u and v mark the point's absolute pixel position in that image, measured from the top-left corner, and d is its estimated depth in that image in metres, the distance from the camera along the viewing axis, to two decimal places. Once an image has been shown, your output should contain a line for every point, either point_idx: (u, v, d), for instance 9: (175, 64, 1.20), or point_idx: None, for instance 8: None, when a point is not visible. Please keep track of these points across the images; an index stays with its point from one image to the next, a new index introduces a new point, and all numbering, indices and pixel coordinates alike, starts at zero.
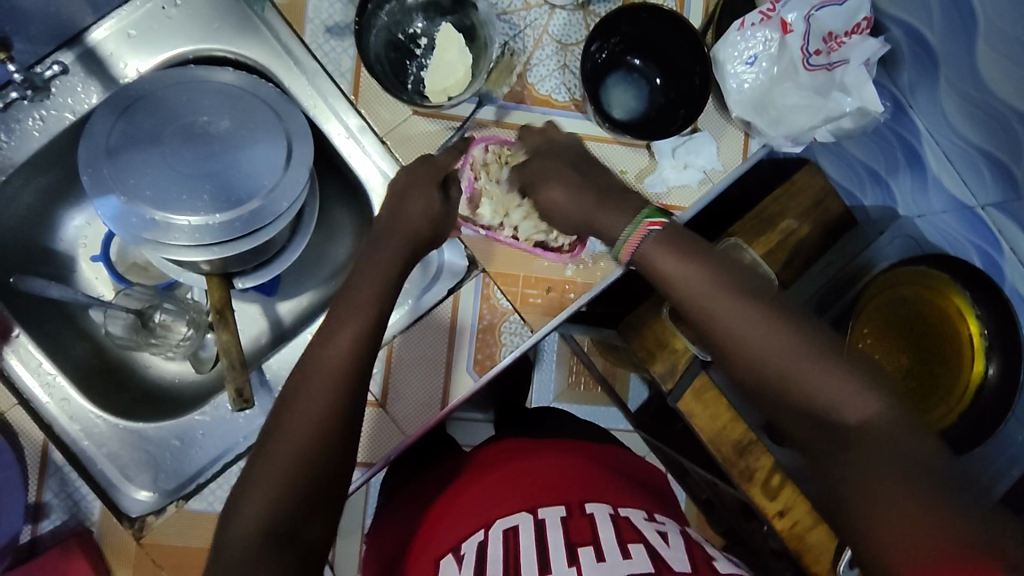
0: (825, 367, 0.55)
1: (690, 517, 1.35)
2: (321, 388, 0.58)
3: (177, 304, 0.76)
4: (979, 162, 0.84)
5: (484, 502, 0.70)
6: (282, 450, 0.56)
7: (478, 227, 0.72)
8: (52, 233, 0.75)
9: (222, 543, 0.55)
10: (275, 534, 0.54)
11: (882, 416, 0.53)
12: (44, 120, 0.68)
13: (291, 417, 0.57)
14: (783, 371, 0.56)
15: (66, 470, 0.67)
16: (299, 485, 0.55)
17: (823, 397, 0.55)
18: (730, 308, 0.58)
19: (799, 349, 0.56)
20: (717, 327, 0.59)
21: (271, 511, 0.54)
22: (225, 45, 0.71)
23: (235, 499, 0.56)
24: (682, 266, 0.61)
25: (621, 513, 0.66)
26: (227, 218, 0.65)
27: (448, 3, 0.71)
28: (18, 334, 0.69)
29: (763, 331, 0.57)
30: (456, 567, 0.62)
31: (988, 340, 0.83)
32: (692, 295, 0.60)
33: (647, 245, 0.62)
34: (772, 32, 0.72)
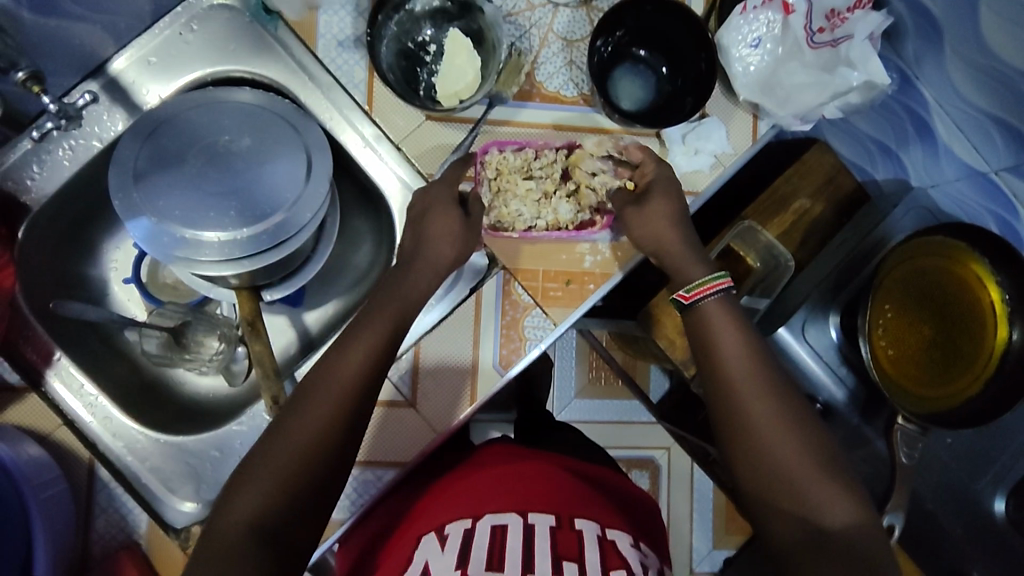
0: (818, 472, 0.60)
1: (719, 507, 1.36)
2: (326, 395, 0.60)
3: (208, 320, 0.77)
4: (990, 127, 0.85)
5: (473, 495, 0.72)
6: (285, 452, 0.58)
7: (513, 232, 0.74)
8: (86, 259, 0.78)
9: (209, 533, 0.55)
10: (268, 530, 0.55)
11: (858, 529, 0.58)
12: (72, 149, 0.71)
13: (293, 423, 0.59)
14: (783, 454, 0.60)
15: (112, 485, 0.70)
16: (290, 489, 0.57)
17: (813, 495, 0.59)
18: (745, 375, 0.64)
19: (801, 451, 0.61)
20: (728, 379, 0.64)
21: (264, 509, 0.55)
22: (240, 65, 0.73)
23: (228, 493, 0.57)
24: (717, 321, 0.66)
25: (607, 536, 0.67)
26: (253, 232, 0.67)
27: (454, 9, 0.73)
28: (59, 357, 0.71)
29: (781, 420, 0.62)
30: (437, 546, 0.64)
31: (1011, 306, 0.83)
32: (729, 365, 0.64)
33: (711, 303, 0.67)
34: (774, 14, 0.73)
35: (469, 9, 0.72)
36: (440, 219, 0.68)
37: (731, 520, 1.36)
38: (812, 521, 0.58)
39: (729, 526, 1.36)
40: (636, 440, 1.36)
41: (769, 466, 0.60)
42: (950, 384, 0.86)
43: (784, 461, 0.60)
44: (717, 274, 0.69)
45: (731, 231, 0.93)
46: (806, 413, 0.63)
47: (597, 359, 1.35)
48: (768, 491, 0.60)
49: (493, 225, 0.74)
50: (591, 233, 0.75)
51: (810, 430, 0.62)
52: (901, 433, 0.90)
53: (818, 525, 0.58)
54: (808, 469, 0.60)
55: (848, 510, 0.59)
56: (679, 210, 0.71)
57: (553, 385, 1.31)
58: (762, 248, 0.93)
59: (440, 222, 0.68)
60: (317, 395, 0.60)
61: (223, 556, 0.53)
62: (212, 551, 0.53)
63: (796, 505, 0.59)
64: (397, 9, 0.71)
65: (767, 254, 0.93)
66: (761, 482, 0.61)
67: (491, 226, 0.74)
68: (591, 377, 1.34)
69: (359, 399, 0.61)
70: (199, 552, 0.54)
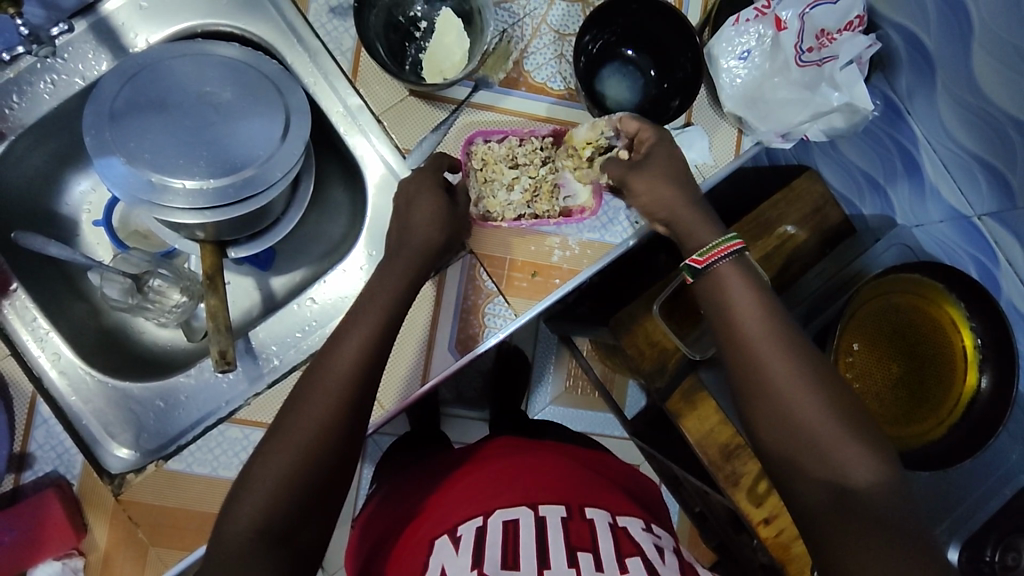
0: (840, 433, 0.58)
1: (683, 531, 1.36)
2: (325, 389, 0.59)
3: (172, 271, 0.78)
4: (977, 172, 0.83)
5: (481, 491, 0.71)
6: (288, 441, 0.57)
7: (502, 220, 0.75)
8: (58, 197, 0.78)
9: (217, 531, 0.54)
10: (285, 521, 0.55)
11: (881, 487, 0.56)
12: (54, 84, 0.71)
13: (295, 417, 0.58)
14: (805, 421, 0.58)
15: (52, 422, 0.69)
16: (295, 489, 0.55)
17: (835, 455, 0.57)
18: (770, 347, 0.61)
19: (825, 411, 0.59)
20: (751, 351, 0.61)
21: (271, 505, 0.54)
22: (232, 21, 0.73)
23: (235, 496, 0.55)
24: (745, 294, 0.63)
25: (619, 523, 0.66)
26: (221, 183, 0.67)
27: None
28: (17, 289, 0.71)
29: (801, 380, 0.60)
30: (451, 549, 0.63)
31: (982, 352, 0.83)
32: (744, 327, 0.62)
33: (725, 265, 0.64)
34: (766, 28, 0.72)
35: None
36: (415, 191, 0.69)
37: (695, 544, 1.36)
38: (839, 490, 0.56)
39: (692, 550, 1.35)
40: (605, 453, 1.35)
41: (789, 439, 0.59)
42: (909, 425, 0.86)
43: (802, 418, 0.58)
44: (732, 234, 0.66)
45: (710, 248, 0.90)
46: (835, 381, 0.61)
47: (576, 368, 1.33)
48: (788, 451, 0.59)
49: (482, 215, 0.75)
50: (581, 219, 0.75)
51: (836, 395, 0.60)
52: None
53: (835, 480, 0.57)
54: (823, 426, 0.58)
55: (873, 470, 0.56)
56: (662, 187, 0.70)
57: (528, 389, 1.30)
58: None
59: (413, 195, 0.69)
60: (324, 381, 0.59)
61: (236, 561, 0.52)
62: (221, 554, 0.52)
63: (824, 468, 0.57)
64: None
65: None
66: (785, 451, 0.59)
67: (481, 216, 0.75)
68: (568, 386, 1.33)
69: (360, 390, 0.60)
70: (210, 558, 0.53)
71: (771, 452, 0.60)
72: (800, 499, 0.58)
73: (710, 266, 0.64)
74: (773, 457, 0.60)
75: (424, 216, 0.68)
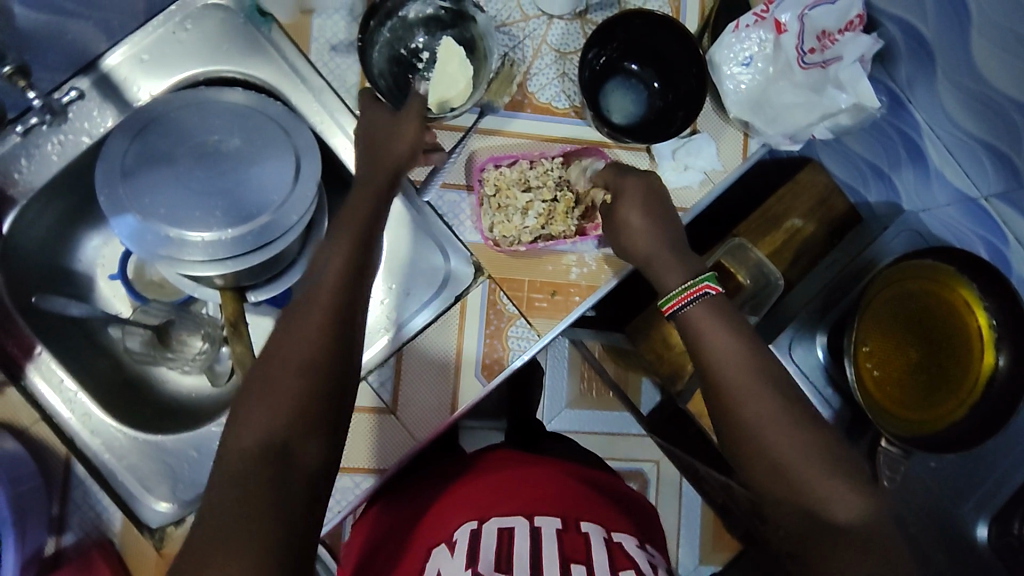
0: (821, 471, 0.59)
1: (707, 523, 1.35)
2: (312, 314, 0.56)
3: (191, 319, 0.77)
4: (980, 154, 0.84)
5: (483, 497, 0.73)
6: (280, 365, 0.54)
7: (519, 244, 0.74)
8: (72, 254, 0.78)
9: (215, 465, 0.51)
10: (290, 436, 0.52)
11: (865, 522, 0.57)
12: (62, 144, 0.71)
13: (285, 344, 0.55)
14: (787, 457, 0.59)
15: (88, 482, 0.69)
16: (294, 417, 0.52)
17: (818, 490, 0.58)
18: (748, 387, 0.62)
19: (803, 439, 0.60)
20: (726, 389, 0.63)
21: (274, 428, 0.51)
22: (233, 66, 0.73)
23: (232, 427, 0.53)
24: (719, 334, 0.65)
25: (614, 539, 0.68)
26: (239, 232, 0.67)
27: (448, 18, 0.73)
28: (41, 351, 0.71)
29: (779, 417, 0.61)
30: (447, 551, 0.65)
31: (998, 331, 0.84)
32: (718, 369, 0.63)
33: (694, 308, 0.66)
34: (766, 33, 0.72)
35: (460, 18, 0.73)
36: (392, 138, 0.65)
37: (720, 535, 1.35)
38: (824, 525, 0.57)
39: (717, 542, 1.34)
40: (625, 452, 1.34)
41: (768, 475, 0.60)
42: (935, 411, 0.86)
43: (782, 449, 0.60)
44: (697, 279, 0.67)
45: (720, 248, 0.94)
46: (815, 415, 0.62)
47: (589, 370, 1.34)
48: (770, 487, 0.60)
49: (498, 240, 0.75)
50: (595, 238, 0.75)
51: (809, 423, 0.61)
52: (885, 456, 0.91)
53: (821, 516, 0.58)
54: (804, 461, 0.59)
55: (856, 505, 0.58)
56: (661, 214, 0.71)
57: (542, 395, 1.30)
58: (752, 266, 0.93)
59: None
60: (308, 309, 0.57)
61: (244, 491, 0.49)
62: (223, 487, 0.50)
63: (808, 503, 0.58)
64: (390, 16, 0.71)
65: (757, 270, 0.93)
66: (766, 483, 0.60)
67: (496, 240, 0.75)
68: (582, 389, 1.33)
69: (347, 312, 0.57)
70: (211, 490, 0.50)
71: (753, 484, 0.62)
72: (786, 528, 0.60)
73: (679, 312, 0.67)
74: (757, 489, 0.62)
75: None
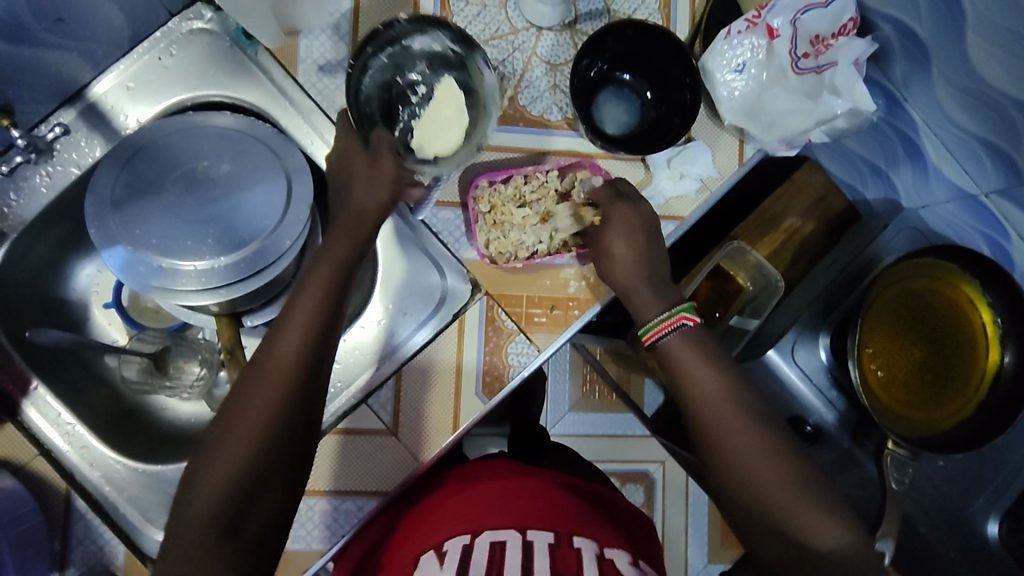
0: (804, 504, 0.61)
1: (715, 523, 1.34)
2: (273, 368, 0.58)
3: (187, 345, 0.77)
4: (979, 151, 0.82)
5: (476, 510, 0.73)
6: (238, 423, 0.56)
7: (517, 261, 0.73)
8: (64, 284, 0.77)
9: (175, 518, 0.55)
10: (242, 493, 0.54)
11: (844, 549, 0.60)
12: (50, 176, 0.70)
13: (245, 399, 0.57)
14: (767, 492, 0.62)
15: (89, 516, 0.68)
16: (253, 469, 0.55)
17: (798, 522, 0.61)
18: (734, 422, 0.64)
19: (785, 470, 0.62)
20: (710, 425, 0.65)
21: (227, 488, 0.54)
22: (220, 90, 0.72)
23: (188, 482, 0.55)
24: (702, 367, 0.66)
25: (606, 554, 0.67)
26: (232, 260, 0.66)
27: (454, 59, 0.70)
28: (36, 386, 0.71)
29: (760, 450, 0.63)
30: (436, 564, 0.64)
31: (1003, 328, 0.83)
32: (705, 399, 0.65)
33: (674, 338, 0.67)
34: (759, 39, 0.71)
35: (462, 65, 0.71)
36: (367, 173, 0.65)
37: (728, 534, 1.34)
38: (806, 555, 0.60)
39: (726, 541, 1.34)
40: (630, 456, 1.33)
41: (751, 506, 0.63)
42: (942, 409, 0.85)
43: (762, 481, 0.62)
44: (680, 307, 0.68)
45: (719, 252, 0.93)
46: (793, 443, 0.65)
47: (591, 372, 1.33)
48: (752, 518, 0.63)
49: (496, 257, 0.74)
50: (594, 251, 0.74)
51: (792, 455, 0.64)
52: (892, 458, 0.88)
53: (805, 546, 0.60)
54: (785, 493, 0.61)
55: (835, 535, 0.60)
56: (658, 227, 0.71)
57: (545, 400, 1.30)
58: (752, 268, 0.93)
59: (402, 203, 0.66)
60: (268, 362, 0.58)
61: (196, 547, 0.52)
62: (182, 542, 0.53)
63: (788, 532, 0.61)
64: (391, 44, 0.69)
65: (757, 272, 0.93)
66: (747, 514, 0.63)
67: (494, 257, 0.74)
68: (585, 391, 1.33)
69: (306, 364, 0.58)
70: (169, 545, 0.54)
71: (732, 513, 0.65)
72: (768, 556, 0.63)
73: (658, 341, 0.68)
74: (741, 522, 0.64)
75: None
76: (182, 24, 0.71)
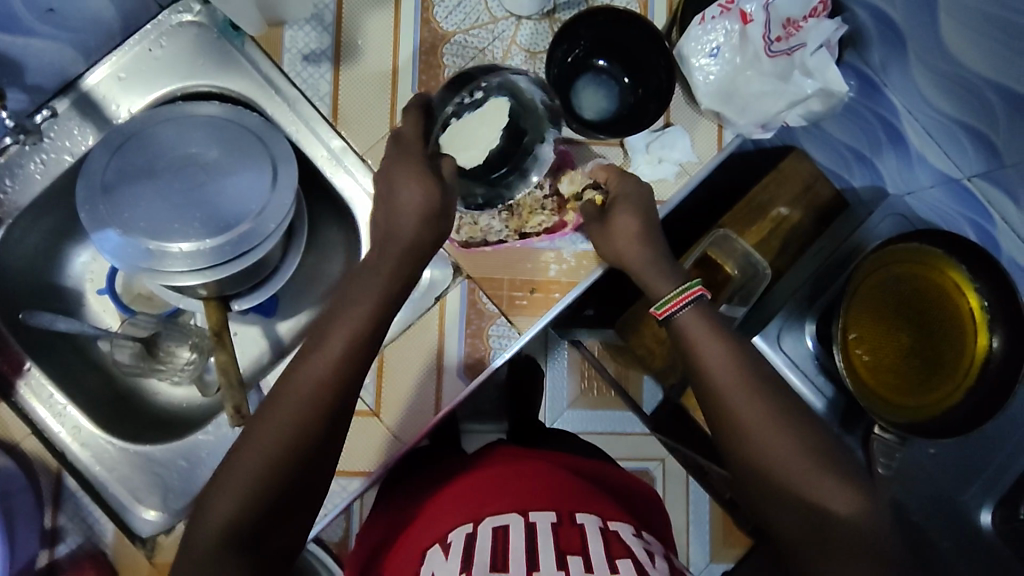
0: (818, 474, 0.61)
1: (716, 522, 1.32)
2: (295, 391, 0.58)
3: (178, 329, 0.79)
4: (958, 133, 0.86)
5: (479, 496, 0.72)
6: (257, 445, 0.57)
7: (485, 245, 0.75)
8: (60, 271, 0.79)
9: (190, 538, 0.56)
10: (255, 515, 0.55)
11: (857, 517, 0.60)
12: (44, 164, 0.72)
13: (268, 422, 0.57)
14: (780, 463, 0.61)
15: (80, 494, 0.70)
16: (270, 492, 0.56)
17: (811, 491, 0.61)
18: (744, 398, 0.63)
19: (794, 440, 0.62)
20: (725, 404, 0.64)
21: (239, 513, 0.55)
22: (208, 80, 0.74)
23: (205, 502, 0.57)
24: (713, 344, 0.66)
25: (611, 528, 0.67)
26: (218, 242, 0.68)
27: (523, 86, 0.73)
28: (29, 367, 0.73)
29: (773, 421, 0.63)
30: (441, 555, 0.64)
31: (990, 312, 0.83)
32: (712, 374, 0.65)
33: (685, 313, 0.68)
34: (732, 23, 0.72)
35: (530, 111, 0.74)
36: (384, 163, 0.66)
37: (730, 533, 1.31)
38: (823, 524, 0.60)
39: (727, 539, 1.30)
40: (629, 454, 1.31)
41: (766, 479, 0.62)
42: (929, 395, 0.85)
43: (775, 456, 0.62)
44: (692, 282, 0.69)
45: (706, 239, 0.90)
46: (804, 413, 0.65)
47: (589, 368, 1.27)
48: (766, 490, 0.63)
49: (466, 240, 0.75)
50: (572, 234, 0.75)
51: (802, 423, 0.63)
52: (879, 442, 0.90)
53: (818, 515, 0.60)
54: (798, 465, 0.61)
55: (850, 502, 0.60)
56: (643, 208, 0.71)
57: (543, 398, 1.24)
58: (739, 256, 0.91)
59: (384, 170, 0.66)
60: (292, 385, 0.58)
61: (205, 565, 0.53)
62: (194, 559, 0.55)
63: (801, 501, 0.61)
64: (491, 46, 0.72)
65: (744, 260, 0.91)
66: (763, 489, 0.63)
67: (463, 241, 0.75)
68: (583, 389, 1.27)
69: (336, 387, 0.58)
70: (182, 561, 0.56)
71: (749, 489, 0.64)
72: (783, 530, 0.62)
73: (670, 318, 0.68)
74: (759, 504, 0.64)
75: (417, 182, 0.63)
76: (171, 16, 0.74)
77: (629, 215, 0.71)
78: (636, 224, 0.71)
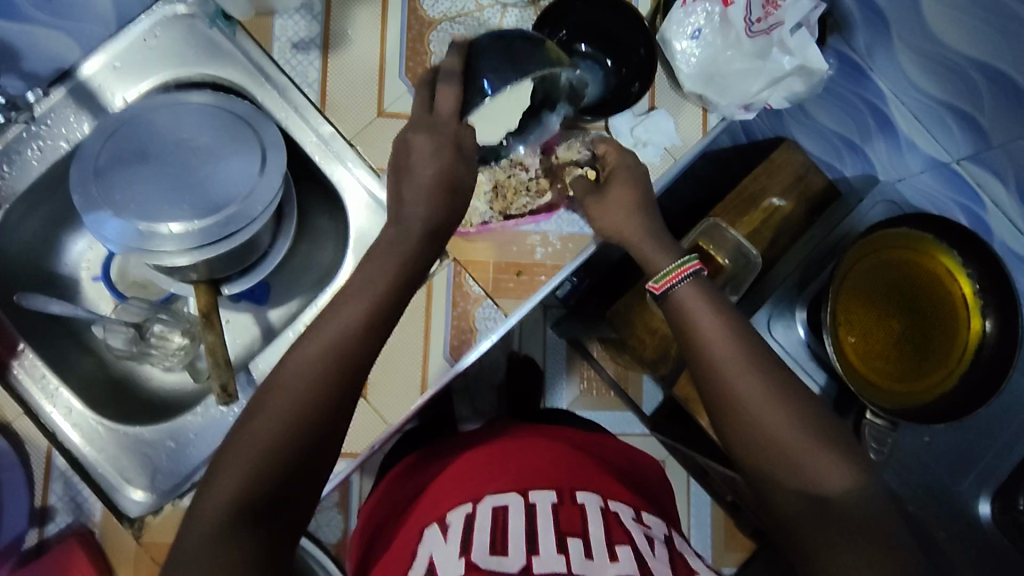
0: (820, 451, 0.57)
1: (718, 523, 1.28)
2: (309, 357, 0.56)
3: (172, 315, 0.80)
4: (945, 116, 0.87)
5: (475, 479, 0.71)
6: (250, 434, 0.53)
7: (470, 227, 0.75)
8: (57, 257, 0.81)
9: (192, 514, 0.51)
10: (252, 509, 0.51)
11: (855, 494, 0.56)
12: (41, 150, 0.74)
13: (279, 391, 0.55)
14: (779, 438, 0.58)
15: (69, 474, 0.70)
16: (286, 460, 0.53)
17: (808, 469, 0.57)
18: (739, 373, 0.60)
19: (792, 416, 0.58)
20: (721, 380, 0.61)
21: (251, 481, 0.51)
22: (200, 69, 0.76)
23: (211, 475, 0.52)
24: (710, 320, 0.63)
25: (611, 507, 0.66)
26: (206, 224, 0.69)
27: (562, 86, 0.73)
28: (24, 348, 0.74)
29: (771, 397, 0.59)
30: (439, 537, 0.62)
31: (982, 297, 0.83)
32: (712, 350, 0.62)
33: (685, 287, 0.66)
34: (713, 6, 0.76)
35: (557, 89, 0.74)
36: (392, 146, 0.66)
37: (732, 534, 1.28)
38: (823, 505, 0.56)
39: (729, 542, 1.28)
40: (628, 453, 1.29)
41: (767, 456, 0.58)
42: (922, 380, 0.84)
43: (776, 436, 0.58)
44: (688, 257, 0.68)
45: (696, 229, 0.91)
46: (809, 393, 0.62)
47: (589, 370, 1.28)
48: (766, 467, 0.59)
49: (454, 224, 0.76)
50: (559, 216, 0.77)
51: (802, 404, 0.60)
52: (870, 428, 0.85)
53: (818, 495, 0.57)
54: (795, 440, 0.57)
55: (848, 479, 0.57)
56: (630, 185, 0.71)
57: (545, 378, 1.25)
58: (730, 248, 0.90)
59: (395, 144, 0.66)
60: (305, 348, 0.56)
61: (217, 538, 0.49)
62: (200, 535, 0.49)
63: (798, 480, 0.57)
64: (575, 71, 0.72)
65: (736, 251, 0.90)
66: (759, 467, 0.59)
67: None
68: (582, 390, 1.27)
69: (350, 352, 0.57)
70: (180, 541, 0.50)
71: (747, 470, 0.60)
72: (784, 515, 0.58)
73: (666, 293, 0.67)
74: (762, 487, 0.59)
75: (412, 153, 0.63)
76: (165, 7, 0.76)
77: (616, 196, 0.71)
78: (622, 203, 0.71)
